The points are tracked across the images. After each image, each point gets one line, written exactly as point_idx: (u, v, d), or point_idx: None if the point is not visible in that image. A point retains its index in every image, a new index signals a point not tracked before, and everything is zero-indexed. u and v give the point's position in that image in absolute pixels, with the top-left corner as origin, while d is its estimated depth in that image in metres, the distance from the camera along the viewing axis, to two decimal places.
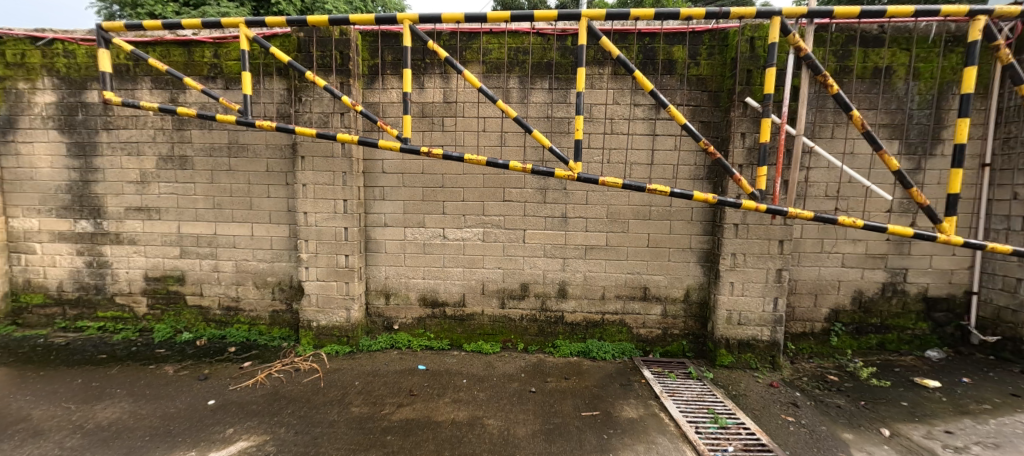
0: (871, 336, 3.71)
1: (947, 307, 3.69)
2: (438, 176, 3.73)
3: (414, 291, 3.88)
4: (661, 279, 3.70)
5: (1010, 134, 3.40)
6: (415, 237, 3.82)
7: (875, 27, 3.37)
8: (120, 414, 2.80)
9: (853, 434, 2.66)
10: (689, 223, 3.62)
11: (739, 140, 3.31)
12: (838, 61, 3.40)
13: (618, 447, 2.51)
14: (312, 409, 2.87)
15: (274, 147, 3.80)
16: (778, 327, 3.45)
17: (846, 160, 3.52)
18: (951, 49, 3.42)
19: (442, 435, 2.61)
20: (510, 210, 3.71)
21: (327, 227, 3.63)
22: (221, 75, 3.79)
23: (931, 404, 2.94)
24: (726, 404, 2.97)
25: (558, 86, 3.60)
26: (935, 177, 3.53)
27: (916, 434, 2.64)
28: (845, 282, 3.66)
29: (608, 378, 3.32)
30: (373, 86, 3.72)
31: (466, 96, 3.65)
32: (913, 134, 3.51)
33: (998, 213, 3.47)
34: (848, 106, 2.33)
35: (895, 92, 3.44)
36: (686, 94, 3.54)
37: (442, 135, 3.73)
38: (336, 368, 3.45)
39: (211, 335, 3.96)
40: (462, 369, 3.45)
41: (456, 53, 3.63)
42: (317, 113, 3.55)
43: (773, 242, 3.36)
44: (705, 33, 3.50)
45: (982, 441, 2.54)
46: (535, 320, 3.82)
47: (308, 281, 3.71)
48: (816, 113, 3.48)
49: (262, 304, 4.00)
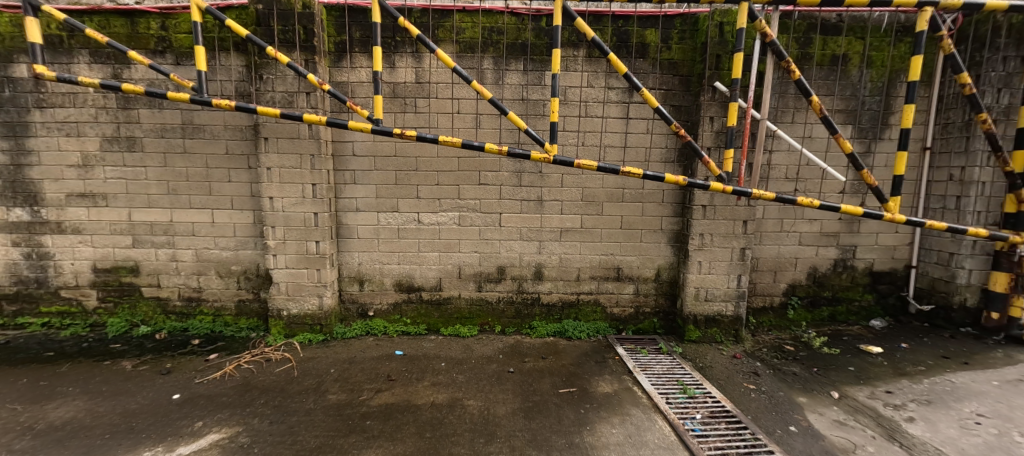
0: (824, 308, 4.00)
1: (890, 280, 4.02)
2: (411, 158, 3.64)
3: (389, 277, 3.81)
4: (634, 259, 3.81)
5: (949, 120, 3.68)
6: (389, 222, 3.73)
7: (833, 16, 3.53)
8: (75, 412, 2.64)
9: (807, 398, 2.88)
10: (660, 205, 3.73)
11: (708, 123, 3.43)
12: (800, 48, 3.56)
13: (595, 420, 2.62)
14: (287, 399, 2.81)
15: (234, 127, 3.58)
16: (741, 302, 3.66)
17: (805, 144, 3.71)
18: (900, 38, 3.63)
19: (423, 417, 2.62)
20: (486, 194, 3.69)
21: (295, 213, 3.49)
22: (171, 49, 3.50)
23: (874, 368, 3.24)
24: (694, 375, 3.15)
25: (533, 67, 3.57)
26: (883, 160, 3.78)
27: (861, 395, 2.90)
28: (802, 260, 3.91)
29: (585, 356, 3.43)
30: (340, 64, 3.55)
31: (440, 76, 3.56)
32: (865, 119, 3.73)
33: (936, 193, 3.78)
34: (809, 91, 2.59)
35: (850, 79, 3.64)
36: (658, 78, 3.60)
37: (415, 117, 3.62)
38: (310, 357, 3.38)
39: (172, 328, 3.76)
40: (440, 353, 3.46)
41: (428, 31, 3.52)
42: (279, 93, 3.37)
43: (738, 222, 3.53)
44: (678, 17, 3.54)
45: (917, 399, 2.83)
46: (512, 302, 3.86)
47: (277, 269, 3.58)
48: (779, 98, 3.63)
49: (227, 294, 3.83)
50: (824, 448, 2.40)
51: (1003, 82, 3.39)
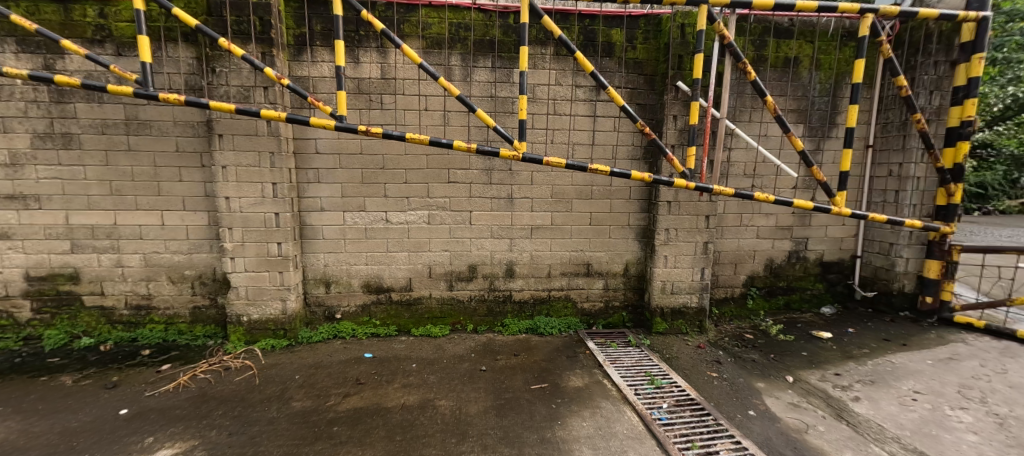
0: (780, 297, 4.23)
1: (838, 269, 4.30)
2: (378, 156, 3.55)
3: (357, 278, 3.70)
4: (603, 255, 3.88)
5: (888, 120, 3.96)
6: (356, 222, 3.63)
7: (786, 20, 3.72)
8: (6, 434, 2.42)
9: (765, 383, 3.04)
10: (628, 201, 3.82)
11: (671, 122, 3.54)
12: (756, 50, 3.73)
13: (566, 415, 2.65)
14: (248, 408, 2.68)
15: (184, 123, 3.37)
16: (705, 294, 3.80)
17: (761, 141, 3.90)
18: (845, 42, 3.87)
19: (393, 420, 2.57)
20: (456, 192, 3.66)
21: (254, 214, 3.33)
22: (111, 39, 3.24)
23: (825, 352, 3.45)
24: (661, 366, 3.25)
25: (501, 64, 3.56)
26: (831, 157, 4.03)
27: (813, 378, 3.09)
28: (760, 252, 4.11)
29: (556, 352, 3.47)
30: (300, 58, 3.41)
31: (406, 72, 3.49)
32: (815, 118, 3.95)
33: (878, 188, 4.07)
34: (764, 91, 2.74)
35: (801, 80, 3.84)
36: (624, 77, 3.67)
37: (381, 113, 3.53)
38: (273, 363, 3.24)
39: (119, 338, 3.50)
40: (411, 354, 3.40)
41: (393, 26, 3.43)
42: (235, 87, 3.21)
43: (701, 217, 3.67)
44: (642, 18, 3.62)
45: (862, 379, 3.04)
46: (484, 300, 3.85)
47: (235, 273, 3.41)
48: (737, 98, 3.79)
49: (180, 300, 3.61)
50: (780, 429, 2.54)
51: (934, 85, 3.68)
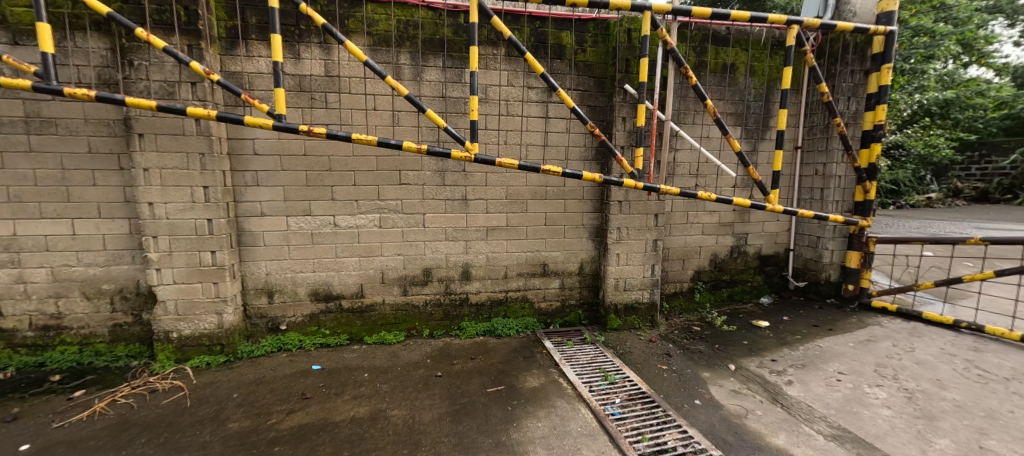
0: (723, 290, 4.47)
1: (774, 262, 4.63)
2: (324, 157, 3.37)
3: (303, 286, 3.50)
4: (558, 255, 3.92)
5: (814, 123, 4.32)
6: (300, 227, 3.43)
7: (723, 28, 3.95)
8: None
9: (710, 372, 3.19)
10: (582, 201, 3.89)
11: (620, 123, 3.65)
12: (697, 56, 3.92)
13: (521, 416, 2.64)
14: (177, 433, 2.45)
15: (97, 121, 3.03)
16: (655, 289, 3.94)
17: (703, 143, 4.10)
18: (775, 51, 4.17)
19: (341, 435, 2.45)
20: (408, 194, 3.56)
21: (183, 220, 3.06)
22: (4, 25, 2.86)
23: (763, 340, 3.68)
24: (615, 361, 3.33)
25: (452, 64, 3.51)
26: (765, 158, 4.31)
27: (753, 365, 3.28)
28: (704, 248, 4.33)
29: (513, 353, 3.45)
30: (234, 52, 3.17)
31: (351, 70, 3.35)
32: (751, 121, 4.22)
33: (806, 186, 4.41)
34: (704, 95, 2.89)
35: (738, 86, 4.08)
36: (575, 79, 3.73)
37: (326, 113, 3.36)
38: (208, 382, 2.98)
39: (22, 364, 3.09)
40: (364, 363, 3.26)
41: (337, 21, 3.28)
42: (156, 82, 2.93)
43: (650, 215, 3.81)
44: (590, 21, 3.70)
45: (795, 364, 3.27)
46: (440, 305, 3.76)
47: (162, 285, 3.11)
48: (681, 101, 3.97)
49: (97, 318, 3.24)
50: (723, 416, 2.67)
51: (851, 91, 4.05)
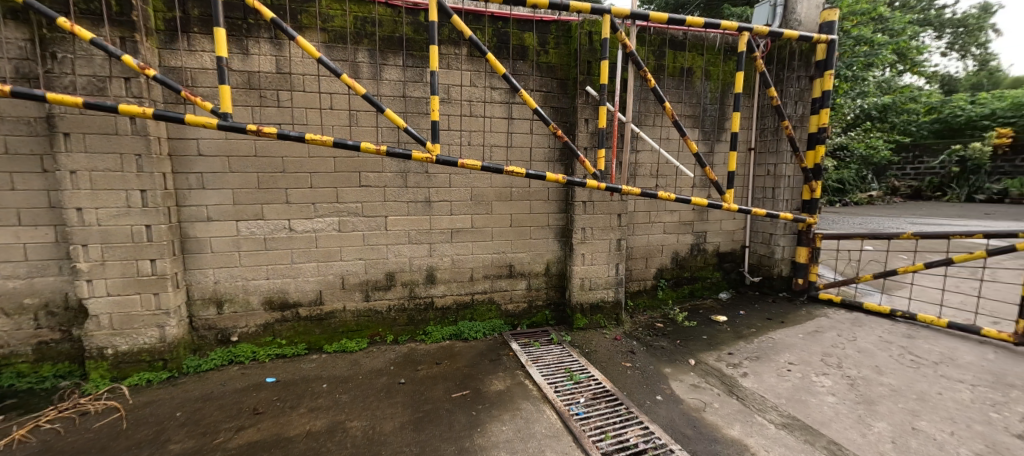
0: (684, 286, 4.60)
1: (730, 258, 4.81)
2: (277, 158, 3.21)
3: (256, 294, 3.31)
4: (524, 256, 3.91)
5: (765, 126, 4.53)
6: (252, 232, 3.24)
7: (680, 33, 4.07)
8: None
9: (671, 368, 3.27)
10: (547, 202, 3.89)
11: (583, 124, 3.68)
12: (656, 59, 4.02)
13: (486, 421, 2.60)
14: None
15: (15, 119, 2.74)
16: (619, 288, 4.01)
17: (663, 144, 4.21)
18: (728, 57, 4.36)
19: (295, 451, 2.32)
20: (369, 196, 3.44)
21: (117, 227, 2.83)
22: None
23: (721, 334, 3.81)
24: (580, 361, 3.34)
25: (413, 63, 3.43)
26: (720, 159, 4.48)
27: (712, 359, 3.39)
28: (666, 246, 4.44)
29: (479, 356, 3.41)
30: (174, 46, 2.96)
31: (305, 67, 3.20)
32: (707, 123, 4.37)
33: (759, 185, 4.61)
34: (662, 98, 2.96)
35: (694, 89, 4.22)
36: (538, 81, 3.74)
37: (278, 111, 3.20)
38: (148, 401, 2.76)
39: None
40: (323, 373, 3.12)
41: (289, 16, 3.13)
42: (84, 77, 2.69)
43: (613, 215, 3.86)
44: (552, 23, 3.72)
45: (750, 356, 3.40)
46: (404, 310, 3.66)
47: (94, 298, 2.86)
48: (641, 103, 4.05)
49: (19, 336, 2.93)
50: (683, 410, 2.73)
51: (798, 96, 4.28)
